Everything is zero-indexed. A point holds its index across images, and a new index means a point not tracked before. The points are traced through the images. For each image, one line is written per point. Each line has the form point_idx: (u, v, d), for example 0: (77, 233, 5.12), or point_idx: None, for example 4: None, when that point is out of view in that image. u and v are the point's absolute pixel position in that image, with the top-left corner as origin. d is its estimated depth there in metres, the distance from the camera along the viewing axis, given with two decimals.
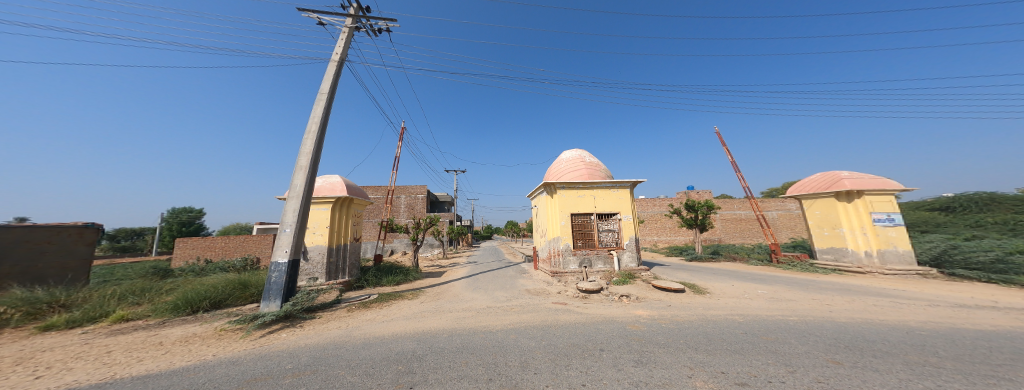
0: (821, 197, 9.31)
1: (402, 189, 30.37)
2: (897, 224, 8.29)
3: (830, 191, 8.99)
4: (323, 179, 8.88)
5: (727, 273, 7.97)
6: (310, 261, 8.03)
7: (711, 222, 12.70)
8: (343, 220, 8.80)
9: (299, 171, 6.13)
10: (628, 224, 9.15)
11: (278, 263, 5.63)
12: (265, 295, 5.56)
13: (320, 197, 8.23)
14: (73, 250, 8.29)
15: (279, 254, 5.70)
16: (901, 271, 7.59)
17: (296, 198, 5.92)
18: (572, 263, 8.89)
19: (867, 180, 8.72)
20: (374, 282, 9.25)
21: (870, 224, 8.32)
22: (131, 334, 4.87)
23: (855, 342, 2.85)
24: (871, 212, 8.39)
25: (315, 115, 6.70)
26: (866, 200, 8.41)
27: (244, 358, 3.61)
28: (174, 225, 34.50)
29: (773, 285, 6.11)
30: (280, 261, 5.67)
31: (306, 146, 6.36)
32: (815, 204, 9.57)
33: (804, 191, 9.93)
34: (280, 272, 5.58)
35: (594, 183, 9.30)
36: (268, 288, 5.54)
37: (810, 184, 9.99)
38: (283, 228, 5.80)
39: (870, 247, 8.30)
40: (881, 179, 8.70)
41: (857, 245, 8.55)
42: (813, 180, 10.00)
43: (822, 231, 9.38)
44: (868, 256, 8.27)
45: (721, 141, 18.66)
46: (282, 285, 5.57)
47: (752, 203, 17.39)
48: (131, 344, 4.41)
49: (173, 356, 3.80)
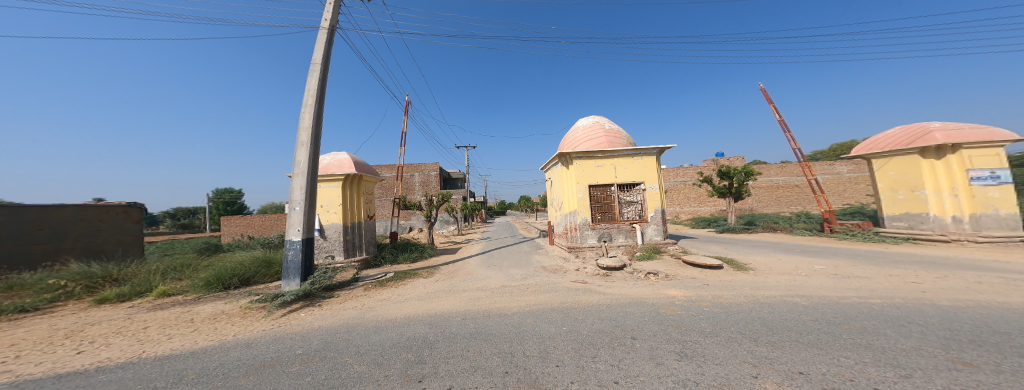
0: (899, 155, 7.88)
1: (416, 168, 30.49)
2: (1003, 182, 6.86)
3: (912, 148, 7.61)
4: (332, 157, 8.64)
5: (768, 246, 7.12)
6: (327, 239, 8.08)
7: (747, 190, 11.41)
8: (355, 199, 8.69)
9: (301, 146, 5.85)
10: (653, 194, 8.32)
11: (292, 242, 5.56)
12: (285, 274, 5.54)
13: (330, 175, 8.06)
14: (126, 228, 8.85)
15: (292, 233, 5.59)
16: (1000, 239, 6.44)
17: (301, 176, 5.70)
18: (590, 238, 8.33)
19: (966, 130, 7.17)
20: (391, 260, 9.37)
21: (965, 183, 6.97)
22: (167, 310, 5.05)
23: (984, 336, 2.14)
24: (967, 169, 6.98)
25: (310, 88, 6.25)
26: (963, 154, 6.98)
27: (259, 340, 3.52)
28: (220, 205, 37.39)
29: (830, 259, 5.28)
30: (294, 240, 5.59)
31: (305, 121, 6.01)
32: (888, 165, 8.16)
33: (875, 150, 8.49)
34: (295, 250, 5.52)
35: (613, 151, 8.42)
36: (286, 266, 5.51)
37: (885, 140, 8.48)
38: (293, 207, 5.64)
39: (962, 212, 7.06)
40: (986, 127, 7.11)
41: (942, 210, 7.31)
42: (889, 135, 8.50)
43: (896, 194, 8.08)
44: (957, 223, 7.09)
45: (771, 99, 16.47)
46: (300, 263, 5.53)
47: (803, 168, 15.44)
48: (165, 320, 4.54)
49: (198, 335, 3.82)
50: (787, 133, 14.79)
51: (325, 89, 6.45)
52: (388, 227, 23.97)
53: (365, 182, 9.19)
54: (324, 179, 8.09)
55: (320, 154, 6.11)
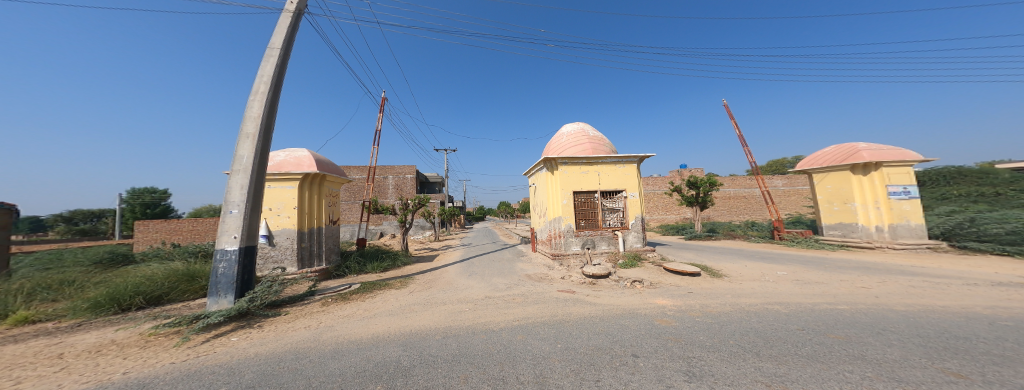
0: (834, 171, 9.06)
1: (387, 169, 28.64)
2: (912, 197, 8.16)
3: (845, 164, 8.74)
4: (287, 153, 7.54)
5: (733, 252, 7.64)
6: (277, 248, 6.99)
7: (711, 200, 12.34)
8: (315, 201, 7.68)
9: (245, 139, 4.94)
10: (634, 202, 8.55)
11: (226, 252, 4.63)
12: (212, 290, 4.56)
13: (284, 174, 7.02)
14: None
15: (226, 240, 4.64)
16: (911, 246, 7.61)
17: (244, 173, 4.80)
18: (574, 245, 8.37)
19: (886, 151, 8.46)
20: (357, 270, 8.46)
21: (885, 197, 8.19)
22: (25, 343, 3.80)
23: (951, 342, 2.25)
24: (887, 184, 8.19)
25: (264, 73, 5.37)
26: (883, 172, 8.21)
27: (158, 380, 2.68)
28: (139, 207, 31.48)
29: (790, 265, 5.73)
30: (228, 249, 4.65)
31: (253, 110, 5.11)
32: (826, 178, 9.34)
33: (816, 164, 9.65)
34: (229, 262, 4.60)
35: (598, 158, 8.55)
36: (214, 281, 4.54)
37: (822, 157, 9.69)
38: (228, 210, 4.69)
39: (882, 222, 8.25)
40: (900, 149, 8.45)
41: (868, 220, 8.48)
42: (826, 153, 9.74)
43: (833, 206, 9.26)
44: (879, 232, 8.26)
45: (730, 114, 17.98)
46: (235, 277, 4.62)
47: (757, 180, 17.07)
48: (16, 358, 3.36)
49: (62, 376, 2.84)
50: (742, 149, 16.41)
51: (284, 78, 5.61)
52: (353, 233, 22.10)
53: (330, 182, 8.21)
54: (275, 179, 7.01)
55: (269, 149, 5.24)
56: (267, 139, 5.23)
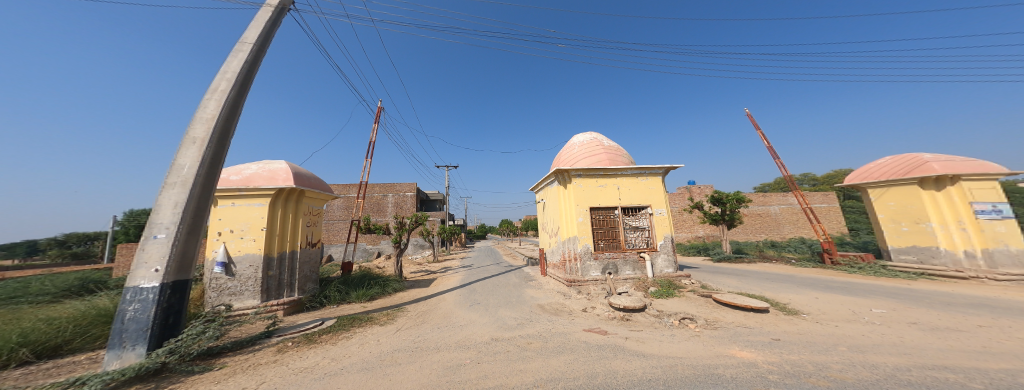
0: (898, 186, 8.60)
1: (388, 186, 27.69)
2: (1005, 217, 7.39)
3: (910, 178, 8.31)
4: (261, 166, 6.50)
5: (786, 280, 6.49)
6: (235, 278, 5.87)
7: (739, 217, 11.25)
8: (291, 221, 6.63)
9: (191, 145, 4.04)
10: (661, 219, 7.46)
11: (139, 289, 3.54)
12: (113, 341, 3.39)
13: (253, 188, 6.02)
14: None
15: (141, 276, 3.55)
16: (1015, 276, 6.74)
17: (181, 188, 3.85)
18: (593, 270, 7.17)
19: (959, 163, 7.90)
20: (338, 299, 7.39)
21: (970, 217, 7.53)
22: None
23: None
24: (969, 202, 7.57)
25: (228, 70, 4.55)
26: (962, 187, 7.64)
27: None
28: (133, 229, 29.93)
29: (878, 301, 4.59)
30: (144, 287, 3.57)
31: (206, 110, 4.24)
32: (886, 195, 8.91)
33: (873, 178, 9.24)
34: (142, 304, 3.53)
35: (617, 170, 7.58)
36: (118, 329, 3.38)
37: (880, 169, 9.25)
38: (151, 234, 3.65)
39: (972, 246, 7.47)
40: (975, 161, 7.88)
41: (953, 243, 7.73)
42: (883, 164, 9.34)
43: (901, 226, 8.70)
44: (970, 258, 7.46)
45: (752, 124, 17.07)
46: (150, 323, 3.52)
47: (798, 194, 15.88)
48: None
49: None
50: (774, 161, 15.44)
51: (252, 76, 4.81)
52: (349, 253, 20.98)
53: (310, 198, 7.17)
54: (241, 195, 6.04)
55: (220, 158, 4.36)
56: (219, 146, 4.34)
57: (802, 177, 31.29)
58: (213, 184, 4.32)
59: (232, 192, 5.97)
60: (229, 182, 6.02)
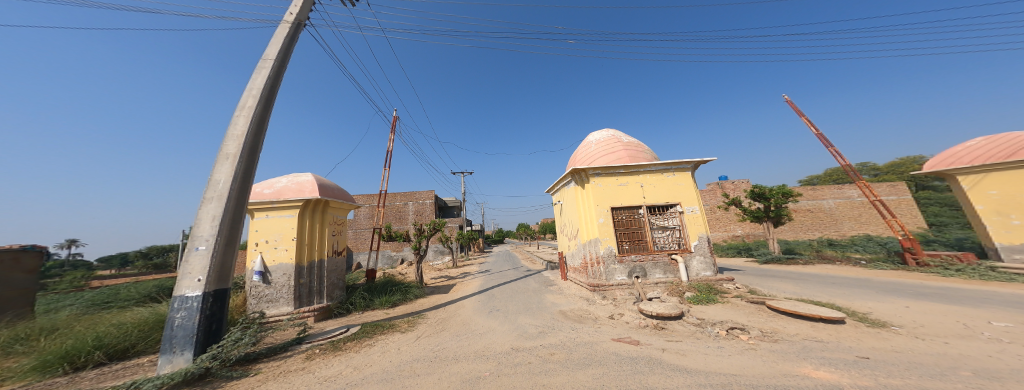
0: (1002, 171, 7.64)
1: (411, 195, 28.62)
2: None
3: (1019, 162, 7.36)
4: (290, 178, 6.84)
5: (855, 285, 5.54)
6: (272, 285, 6.12)
7: (786, 213, 10.01)
8: (317, 230, 6.85)
9: (224, 160, 4.18)
10: (694, 218, 6.74)
11: (185, 299, 3.61)
12: (165, 345, 3.50)
13: (285, 201, 6.30)
14: (11, 280, 6.46)
15: (187, 285, 3.63)
16: None
17: (218, 202, 3.95)
18: (618, 273, 6.64)
19: None
20: (363, 306, 7.50)
21: None
22: None
23: None
24: None
25: (254, 87, 4.80)
26: None
27: None
28: None
29: (991, 311, 3.70)
30: (189, 296, 3.63)
31: (236, 127, 4.44)
32: (985, 183, 7.94)
33: (964, 162, 8.27)
34: (189, 312, 3.59)
35: (639, 166, 7.04)
36: (168, 336, 3.49)
37: (973, 152, 8.27)
38: (193, 246, 3.73)
39: None
40: None
41: None
42: (973, 148, 8.41)
43: (1009, 218, 7.60)
44: None
45: (796, 110, 15.40)
46: (195, 329, 3.59)
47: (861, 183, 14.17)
48: None
49: None
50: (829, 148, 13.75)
51: (275, 92, 5.05)
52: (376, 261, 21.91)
53: (335, 208, 7.41)
54: (274, 207, 6.34)
55: (252, 172, 4.49)
56: (249, 160, 4.48)
57: (858, 167, 27.59)
58: (247, 196, 4.41)
59: (265, 205, 6.27)
60: (262, 195, 6.30)
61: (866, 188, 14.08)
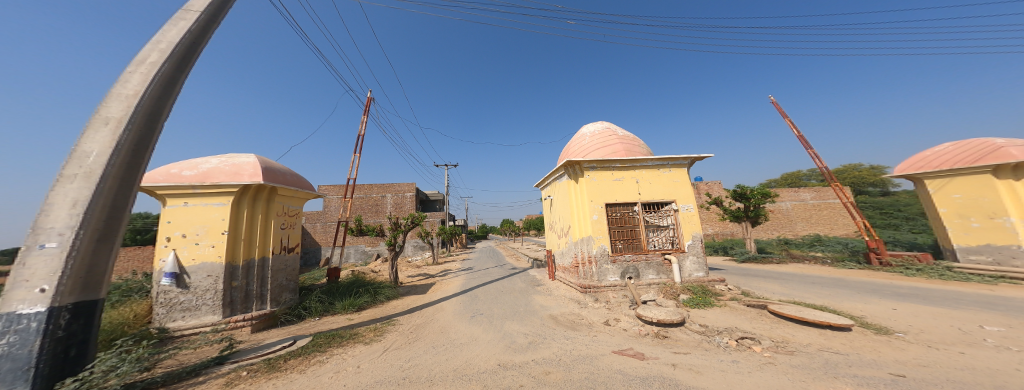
0: (965, 176, 8.42)
1: (386, 187, 26.73)
2: None
3: (982, 167, 8.10)
4: (223, 159, 5.55)
5: (840, 286, 5.62)
6: (189, 291, 4.93)
7: (765, 213, 10.41)
8: (261, 222, 5.67)
9: (99, 127, 3.07)
10: (689, 216, 6.53)
11: (13, 317, 2.49)
12: None
13: (210, 184, 5.07)
14: None
15: (19, 298, 2.52)
16: None
17: (85, 183, 2.88)
18: (610, 274, 6.27)
19: None
20: (321, 311, 6.49)
21: None
22: None
23: None
24: None
25: (164, 38, 3.56)
26: None
27: None
28: None
29: (979, 314, 3.74)
30: (25, 313, 2.53)
31: (126, 85, 3.26)
32: (950, 186, 8.69)
33: (934, 165, 9.03)
34: (20, 335, 2.48)
35: (636, 161, 6.68)
36: None
37: (941, 156, 9.07)
38: (34, 242, 2.64)
39: None
40: None
41: None
42: (942, 152, 9.18)
43: (969, 221, 8.38)
44: None
45: (780, 111, 15.94)
46: (36, 359, 2.51)
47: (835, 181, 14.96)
48: None
49: None
50: (808, 151, 14.38)
51: (198, 50, 3.84)
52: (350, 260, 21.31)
53: (285, 195, 6.19)
54: (196, 193, 5.09)
55: (144, 147, 3.39)
56: (143, 132, 3.38)
57: (809, 172, 30.36)
58: (135, 179, 3.34)
59: (185, 190, 5.02)
60: (180, 178, 5.01)
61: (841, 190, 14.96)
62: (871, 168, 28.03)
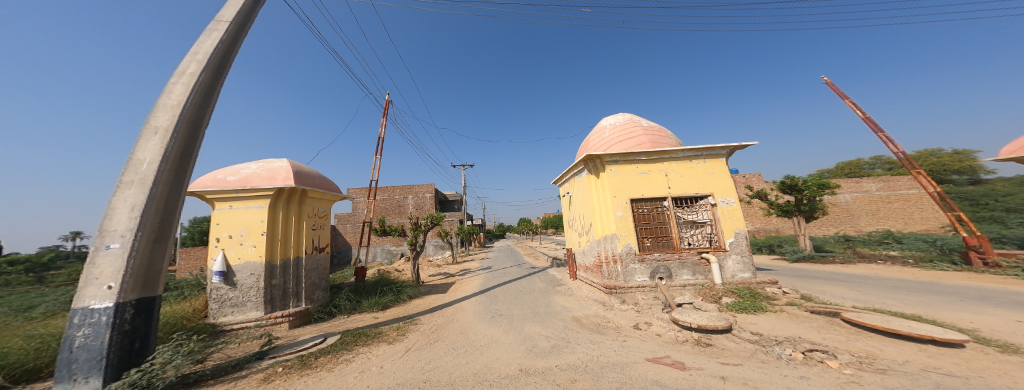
0: None
1: (410, 189, 27.67)
2: None
3: None
4: (259, 165, 5.91)
5: (929, 291, 4.68)
6: (237, 288, 5.26)
7: (822, 206, 9.16)
8: (293, 223, 5.96)
9: (151, 135, 3.24)
10: (730, 211, 5.85)
11: (87, 311, 2.69)
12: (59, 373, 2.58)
13: (249, 188, 5.40)
14: None
15: (92, 294, 2.72)
16: None
17: (140, 187, 3.03)
18: (639, 274, 5.78)
19: None
20: (350, 308, 6.70)
21: None
22: None
23: None
24: None
25: (200, 51, 3.80)
26: None
27: None
28: None
29: None
30: (96, 308, 2.72)
31: (171, 96, 3.47)
32: None
33: None
34: (92, 328, 2.69)
35: (665, 152, 6.12)
36: (65, 360, 2.60)
37: None
38: (102, 244, 2.84)
39: None
40: None
41: None
42: None
43: None
44: None
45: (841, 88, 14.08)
46: (106, 350, 2.70)
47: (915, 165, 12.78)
48: None
49: None
50: (880, 133, 12.41)
51: (230, 60, 4.07)
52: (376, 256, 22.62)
53: (314, 198, 6.47)
54: (238, 197, 5.44)
55: (191, 152, 3.54)
56: (189, 138, 3.54)
57: (871, 160, 26.60)
58: (183, 184, 3.47)
59: (228, 193, 5.38)
60: (224, 182, 5.40)
61: (923, 177, 12.75)
62: (953, 153, 23.88)
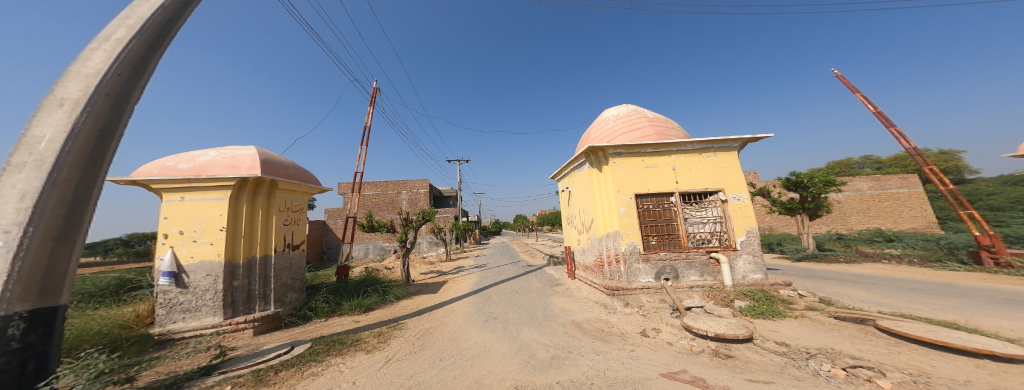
0: None
1: (404, 183, 26.84)
2: None
3: None
4: (220, 152, 5.23)
5: (954, 294, 4.38)
6: (189, 291, 4.61)
7: (827, 204, 8.98)
8: (261, 219, 5.31)
9: (55, 107, 2.47)
10: (741, 208, 5.49)
11: None
12: None
13: (206, 178, 4.74)
14: None
15: None
16: None
17: (37, 169, 2.26)
18: (643, 274, 5.37)
19: None
20: (328, 311, 6.12)
21: None
22: None
23: None
24: None
25: (133, 14, 3.08)
26: None
27: None
28: None
29: None
30: None
31: (90, 62, 2.72)
32: None
33: None
34: None
35: (673, 144, 5.70)
36: None
37: None
38: None
39: None
40: None
41: None
42: None
43: None
44: None
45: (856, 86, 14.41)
46: None
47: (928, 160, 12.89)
48: None
49: None
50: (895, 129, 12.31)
51: (173, 29, 3.37)
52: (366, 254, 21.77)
53: (287, 190, 5.82)
54: (193, 188, 4.77)
55: (114, 132, 2.78)
56: (112, 115, 2.78)
57: (861, 159, 27.05)
58: (99, 171, 2.70)
59: (181, 184, 4.70)
60: (176, 171, 4.73)
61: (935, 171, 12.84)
62: (941, 153, 24.39)
